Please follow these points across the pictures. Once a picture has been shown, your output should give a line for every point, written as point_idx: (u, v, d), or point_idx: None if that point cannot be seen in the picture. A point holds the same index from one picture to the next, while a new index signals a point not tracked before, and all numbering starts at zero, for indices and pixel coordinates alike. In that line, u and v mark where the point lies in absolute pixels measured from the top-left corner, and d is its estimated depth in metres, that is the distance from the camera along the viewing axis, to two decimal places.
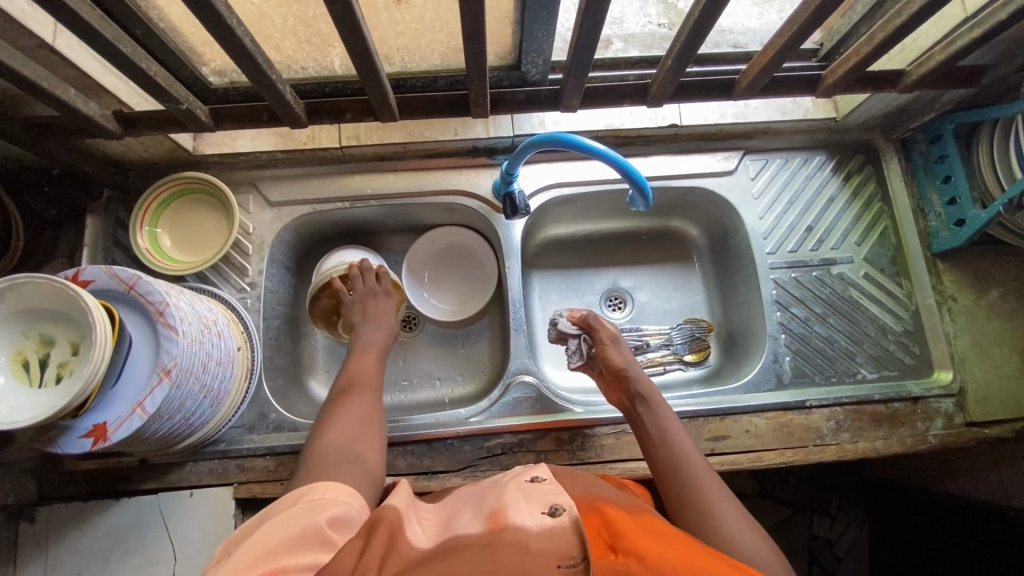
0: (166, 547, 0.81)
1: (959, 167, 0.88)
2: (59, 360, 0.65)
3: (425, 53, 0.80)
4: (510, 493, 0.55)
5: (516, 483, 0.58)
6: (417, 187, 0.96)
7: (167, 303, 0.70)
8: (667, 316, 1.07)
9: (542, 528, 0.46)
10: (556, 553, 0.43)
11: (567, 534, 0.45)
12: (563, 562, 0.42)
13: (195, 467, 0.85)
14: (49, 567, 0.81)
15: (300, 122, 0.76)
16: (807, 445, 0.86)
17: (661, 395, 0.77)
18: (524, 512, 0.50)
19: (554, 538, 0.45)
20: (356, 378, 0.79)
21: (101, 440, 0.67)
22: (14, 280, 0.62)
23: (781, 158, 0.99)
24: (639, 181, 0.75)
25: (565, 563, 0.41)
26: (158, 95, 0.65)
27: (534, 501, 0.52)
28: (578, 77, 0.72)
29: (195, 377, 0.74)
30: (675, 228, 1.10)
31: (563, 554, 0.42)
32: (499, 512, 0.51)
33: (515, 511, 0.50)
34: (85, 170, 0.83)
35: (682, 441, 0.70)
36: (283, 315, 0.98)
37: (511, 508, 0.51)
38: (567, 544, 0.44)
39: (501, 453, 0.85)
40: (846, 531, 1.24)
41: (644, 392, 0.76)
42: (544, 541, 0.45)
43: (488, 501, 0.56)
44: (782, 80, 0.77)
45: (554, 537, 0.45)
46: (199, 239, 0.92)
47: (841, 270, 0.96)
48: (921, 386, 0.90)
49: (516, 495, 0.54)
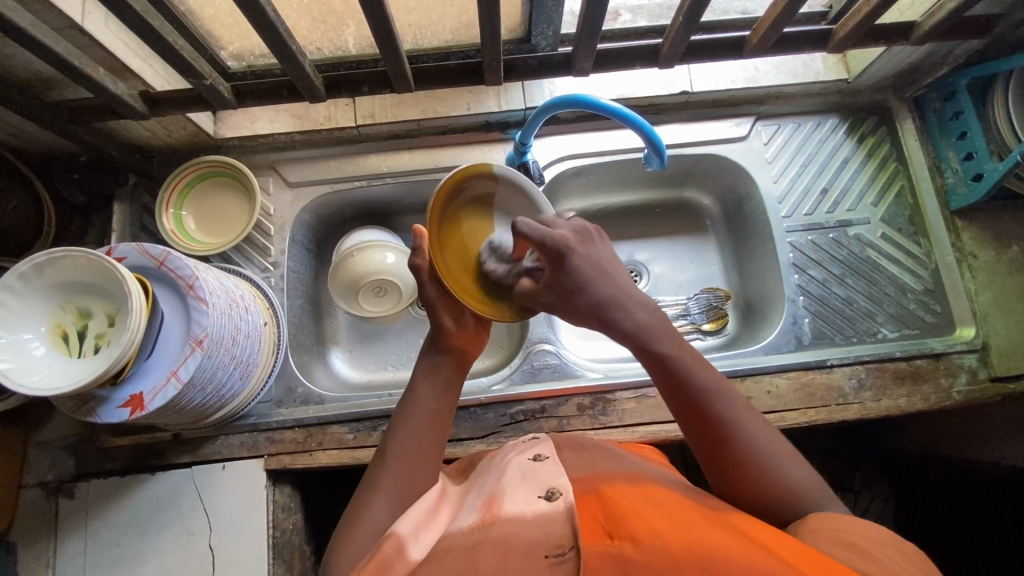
0: (201, 518, 0.83)
1: (974, 121, 0.87)
2: (97, 331, 0.68)
3: (437, 29, 0.81)
4: (511, 474, 0.59)
5: (517, 462, 0.62)
6: (432, 164, 0.97)
7: (196, 276, 0.72)
8: (683, 287, 1.08)
9: (537, 514, 0.51)
10: (547, 543, 0.47)
11: (562, 521, 0.49)
12: (552, 552, 0.46)
13: (227, 441, 0.87)
14: (89, 539, 0.83)
15: (319, 97, 0.79)
16: (830, 404, 0.86)
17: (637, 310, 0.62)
18: (520, 496, 0.54)
19: (546, 526, 0.49)
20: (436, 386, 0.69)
21: (139, 410, 0.68)
22: (54, 254, 0.65)
23: (794, 122, 0.99)
24: (656, 142, 0.78)
25: (554, 554, 0.46)
26: (185, 69, 0.68)
27: (531, 485, 0.56)
28: (590, 35, 0.71)
29: (225, 349, 0.75)
30: (689, 199, 1.10)
31: (553, 543, 0.47)
32: (497, 497, 0.55)
33: (511, 497, 0.54)
34: (112, 155, 0.86)
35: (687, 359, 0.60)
36: (304, 295, 1.00)
37: (507, 493, 0.55)
38: (558, 532, 0.48)
39: (524, 420, 0.86)
40: (871, 506, 1.25)
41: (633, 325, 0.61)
42: (538, 528, 0.49)
43: (490, 482, 0.60)
44: (790, 37, 0.78)
45: (547, 523, 0.50)
46: (222, 221, 0.94)
47: (858, 231, 0.96)
48: (944, 342, 0.89)
49: (516, 477, 0.58)
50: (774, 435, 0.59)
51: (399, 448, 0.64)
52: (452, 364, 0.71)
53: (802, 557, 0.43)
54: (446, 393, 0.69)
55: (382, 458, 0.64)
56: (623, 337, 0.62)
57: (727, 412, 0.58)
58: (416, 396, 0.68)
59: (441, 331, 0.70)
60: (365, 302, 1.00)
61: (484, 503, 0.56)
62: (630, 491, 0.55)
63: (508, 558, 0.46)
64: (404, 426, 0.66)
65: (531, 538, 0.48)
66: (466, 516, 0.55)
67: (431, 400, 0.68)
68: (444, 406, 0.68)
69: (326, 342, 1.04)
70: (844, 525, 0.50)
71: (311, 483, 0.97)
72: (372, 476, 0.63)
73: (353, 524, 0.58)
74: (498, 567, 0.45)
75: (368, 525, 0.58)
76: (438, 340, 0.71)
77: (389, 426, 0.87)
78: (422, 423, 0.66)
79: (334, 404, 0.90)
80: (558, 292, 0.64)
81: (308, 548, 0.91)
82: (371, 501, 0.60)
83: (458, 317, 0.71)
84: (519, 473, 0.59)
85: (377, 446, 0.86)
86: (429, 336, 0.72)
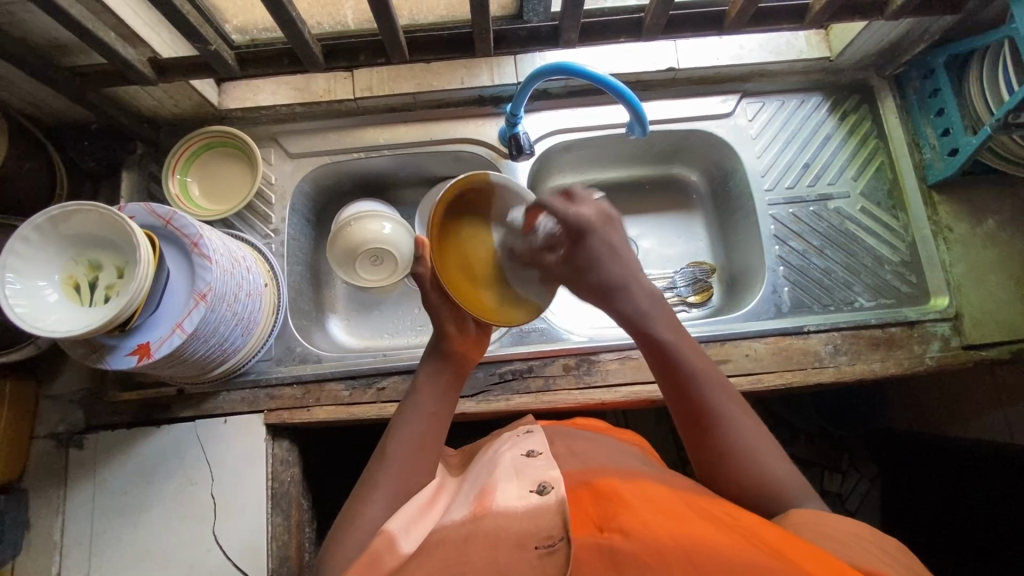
0: (204, 469, 0.88)
1: (951, 98, 0.90)
2: (107, 282, 0.72)
3: (432, 4, 0.85)
4: (505, 467, 0.64)
5: (511, 457, 0.66)
6: (427, 136, 1.01)
7: (201, 235, 0.76)
8: (671, 262, 1.11)
9: (528, 508, 0.56)
10: (537, 535, 0.52)
11: (552, 514, 0.54)
12: (542, 544, 0.50)
13: (228, 396, 0.91)
14: (96, 487, 0.88)
15: (317, 65, 0.82)
16: (806, 367, 0.90)
17: (640, 295, 0.69)
18: (514, 491, 0.59)
19: (538, 519, 0.53)
20: (436, 392, 0.73)
21: (146, 357, 0.72)
22: (67, 208, 0.69)
23: (778, 100, 1.03)
24: (639, 111, 0.82)
25: (544, 545, 0.50)
26: (190, 35, 0.72)
27: (523, 479, 0.60)
28: (574, 7, 0.74)
29: (227, 305, 0.79)
30: (677, 175, 1.14)
31: (544, 535, 0.51)
32: (489, 491, 0.60)
33: (502, 492, 0.59)
34: (122, 122, 0.90)
35: (682, 348, 0.67)
36: (304, 263, 1.04)
37: (501, 486, 0.60)
38: (548, 524, 0.52)
39: (512, 379, 0.90)
40: (858, 486, 1.27)
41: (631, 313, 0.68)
42: (530, 521, 0.54)
43: (484, 475, 0.65)
44: (768, 11, 0.82)
45: (539, 517, 0.54)
46: (225, 188, 0.98)
47: (838, 205, 0.99)
48: (918, 311, 0.92)
49: (508, 471, 0.63)
50: (758, 425, 0.65)
51: (398, 446, 0.68)
52: (454, 368, 0.75)
53: (780, 542, 0.49)
54: (446, 396, 0.73)
55: (383, 454, 0.68)
56: (621, 320, 0.69)
57: (714, 402, 0.64)
58: (416, 398, 0.73)
59: (443, 335, 0.75)
60: (361, 271, 1.04)
61: (475, 496, 0.61)
62: (620, 485, 0.59)
63: (499, 549, 0.51)
64: (404, 427, 0.70)
65: (522, 532, 0.52)
66: (457, 509, 0.60)
67: (431, 403, 0.72)
68: (443, 408, 0.72)
69: (325, 310, 1.08)
70: (824, 515, 0.55)
71: (310, 443, 1.01)
72: (373, 470, 0.67)
73: (348, 521, 0.62)
74: (490, 559, 0.49)
75: (364, 522, 0.61)
76: (440, 344, 0.75)
77: (384, 383, 0.91)
78: (421, 425, 0.70)
79: (331, 363, 0.94)
80: (572, 270, 0.68)
81: (308, 503, 0.96)
82: (371, 499, 0.63)
83: (459, 322, 0.76)
84: (511, 467, 0.64)
85: (371, 402, 0.90)
86: (432, 342, 0.76)
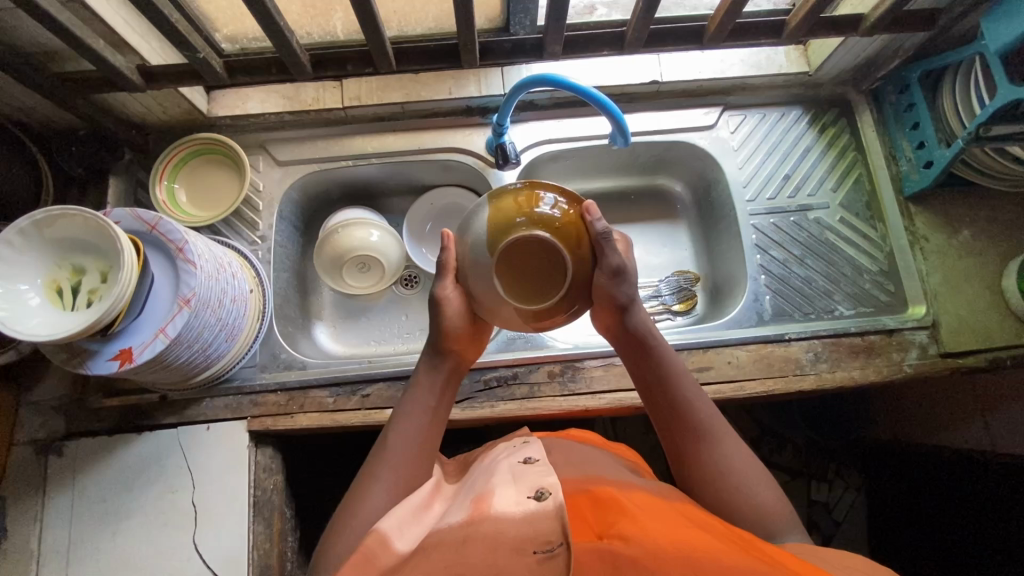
0: (185, 476, 0.87)
1: (925, 112, 0.93)
2: (90, 287, 0.72)
3: (420, 17, 0.87)
4: (501, 474, 0.63)
5: (508, 464, 0.65)
6: (416, 145, 1.02)
7: (186, 240, 0.76)
8: (656, 271, 1.13)
9: (526, 513, 0.54)
10: (536, 539, 0.51)
11: (551, 518, 0.52)
12: (541, 549, 0.50)
13: (212, 403, 0.90)
14: (76, 494, 0.86)
15: (305, 73, 0.83)
16: (787, 375, 0.91)
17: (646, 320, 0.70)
18: (512, 495, 0.57)
19: (536, 524, 0.52)
20: (435, 390, 0.72)
21: (127, 362, 0.72)
22: (52, 212, 0.69)
23: (759, 113, 1.05)
24: (621, 122, 0.84)
25: (543, 549, 0.49)
26: (179, 43, 0.73)
27: (521, 484, 0.59)
28: (557, 20, 0.76)
29: (212, 310, 0.79)
30: (662, 185, 1.16)
31: (543, 540, 0.50)
32: (486, 495, 0.59)
33: (500, 497, 0.58)
34: (110, 129, 0.90)
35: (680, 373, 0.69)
36: (290, 269, 1.04)
37: (497, 492, 0.59)
38: (548, 528, 0.51)
39: (497, 386, 0.90)
40: (844, 496, 1.29)
41: (641, 329, 0.70)
42: (527, 526, 0.53)
43: (481, 482, 0.64)
44: (746, 27, 0.84)
45: (537, 521, 0.53)
46: (213, 195, 0.99)
47: (818, 215, 1.01)
48: (897, 319, 0.94)
49: (505, 477, 0.62)
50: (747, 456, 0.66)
51: (396, 443, 0.68)
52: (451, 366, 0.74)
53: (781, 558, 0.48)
54: (443, 391, 0.73)
55: (380, 451, 0.68)
56: (629, 335, 0.70)
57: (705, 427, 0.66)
58: (414, 393, 0.72)
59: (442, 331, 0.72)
60: (348, 276, 1.07)
61: (473, 500, 0.60)
62: (620, 493, 0.60)
63: (497, 553, 0.50)
64: (402, 424, 0.69)
65: (522, 536, 0.51)
66: (455, 513, 0.59)
67: (429, 399, 0.71)
68: (440, 406, 0.72)
69: (312, 317, 1.08)
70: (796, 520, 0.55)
71: (294, 451, 1.00)
72: (370, 466, 0.67)
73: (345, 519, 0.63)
74: (489, 561, 0.49)
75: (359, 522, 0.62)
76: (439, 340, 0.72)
77: (369, 390, 0.91)
78: (418, 422, 0.70)
79: (317, 370, 0.94)
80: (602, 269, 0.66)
81: (291, 511, 0.95)
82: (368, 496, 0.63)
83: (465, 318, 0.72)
84: (508, 473, 0.63)
85: (356, 409, 0.90)
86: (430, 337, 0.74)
